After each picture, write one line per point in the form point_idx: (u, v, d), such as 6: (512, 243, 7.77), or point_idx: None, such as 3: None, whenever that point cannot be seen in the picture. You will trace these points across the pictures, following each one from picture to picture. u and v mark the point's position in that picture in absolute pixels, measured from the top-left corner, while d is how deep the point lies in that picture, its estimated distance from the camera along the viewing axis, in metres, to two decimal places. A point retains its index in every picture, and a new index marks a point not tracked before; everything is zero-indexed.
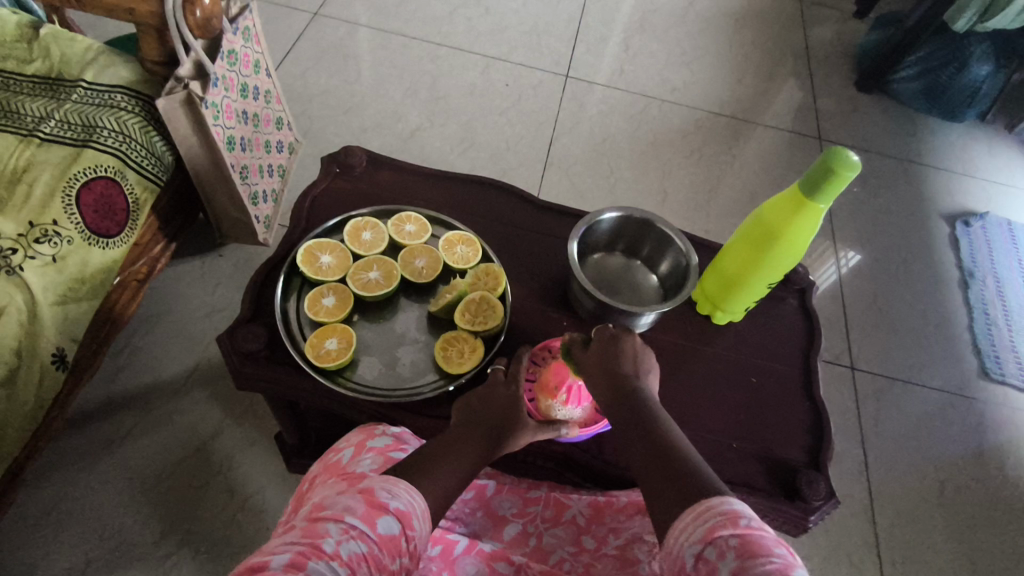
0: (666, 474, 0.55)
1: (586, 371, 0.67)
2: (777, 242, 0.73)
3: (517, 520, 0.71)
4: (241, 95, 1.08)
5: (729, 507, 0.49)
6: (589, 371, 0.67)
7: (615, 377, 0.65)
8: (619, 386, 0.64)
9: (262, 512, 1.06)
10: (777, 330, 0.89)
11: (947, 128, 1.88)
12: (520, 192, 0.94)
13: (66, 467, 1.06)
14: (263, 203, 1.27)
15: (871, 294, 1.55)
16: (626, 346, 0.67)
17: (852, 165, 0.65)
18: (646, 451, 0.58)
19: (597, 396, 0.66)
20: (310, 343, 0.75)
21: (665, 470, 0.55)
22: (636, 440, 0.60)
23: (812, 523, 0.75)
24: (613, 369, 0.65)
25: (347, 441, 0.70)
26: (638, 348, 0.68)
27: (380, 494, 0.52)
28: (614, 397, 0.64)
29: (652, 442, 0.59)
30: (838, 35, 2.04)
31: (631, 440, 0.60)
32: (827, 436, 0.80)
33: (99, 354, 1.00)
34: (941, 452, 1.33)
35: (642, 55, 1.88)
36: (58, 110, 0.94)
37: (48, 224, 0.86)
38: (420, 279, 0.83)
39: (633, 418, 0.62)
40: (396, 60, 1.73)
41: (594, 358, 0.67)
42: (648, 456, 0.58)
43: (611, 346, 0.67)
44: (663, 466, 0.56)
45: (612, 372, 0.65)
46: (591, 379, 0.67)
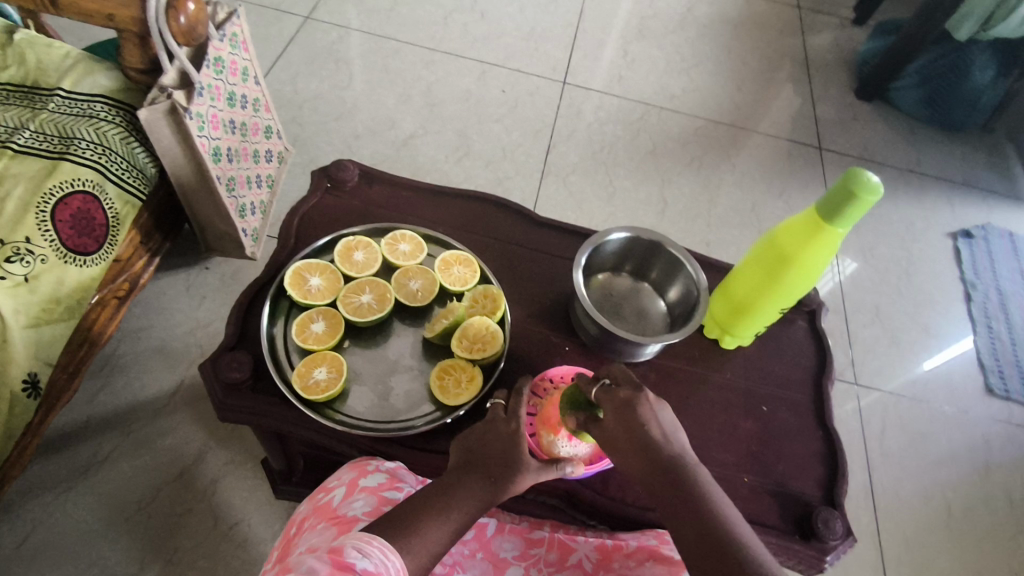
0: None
1: (611, 441, 0.61)
2: (790, 268, 0.70)
3: (519, 564, 0.67)
4: (228, 104, 1.03)
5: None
6: (616, 442, 0.61)
7: (644, 449, 0.59)
8: (653, 460, 0.59)
9: (248, 541, 1.02)
10: (787, 354, 0.85)
11: (948, 136, 1.85)
12: (521, 208, 0.90)
13: (40, 493, 1.01)
14: (251, 215, 1.22)
15: (874, 307, 1.52)
16: (643, 405, 0.60)
17: (875, 188, 0.62)
18: (701, 549, 0.54)
19: (630, 466, 0.60)
20: (298, 373, 0.71)
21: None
22: (688, 536, 0.55)
23: (828, 564, 0.72)
24: (638, 435, 0.59)
25: (339, 479, 0.66)
26: (656, 412, 0.60)
27: (349, 553, 0.48)
28: (654, 477, 0.59)
29: (707, 535, 0.54)
30: (837, 42, 2.01)
31: (682, 536, 0.55)
32: (842, 471, 0.76)
33: (77, 376, 0.95)
34: (946, 471, 1.30)
35: (640, 61, 1.85)
36: (33, 120, 0.89)
37: (20, 242, 0.81)
38: (416, 302, 0.79)
39: (679, 503, 0.57)
40: (389, 65, 1.68)
41: (613, 421, 0.61)
42: (707, 553, 0.53)
43: (628, 408, 0.60)
44: (721, 558, 0.53)
45: (640, 444, 0.59)
46: (623, 455, 0.60)
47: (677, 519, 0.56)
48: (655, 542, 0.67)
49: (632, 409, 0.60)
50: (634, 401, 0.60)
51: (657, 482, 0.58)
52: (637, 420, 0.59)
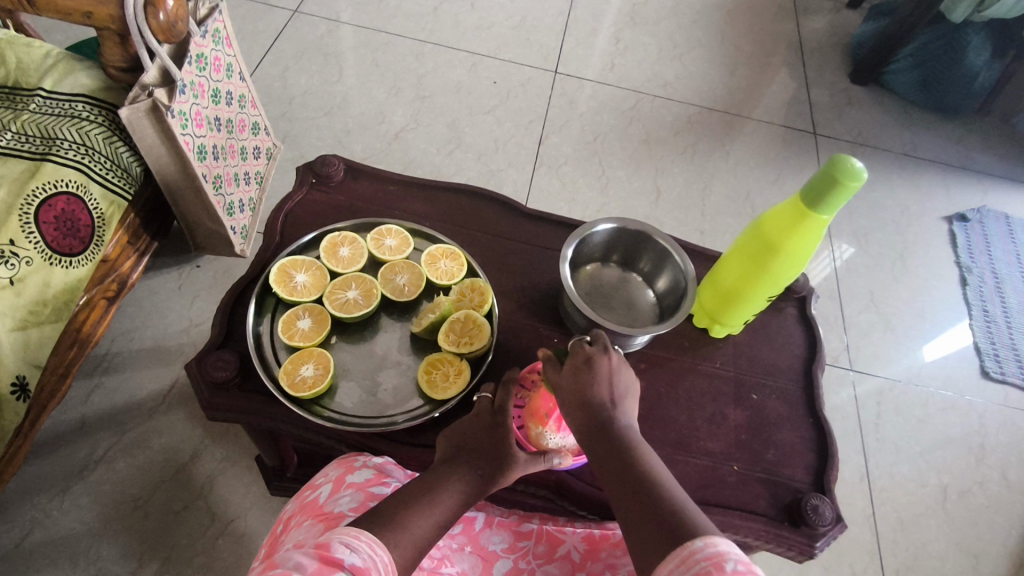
0: (648, 520, 0.50)
1: (563, 395, 0.62)
2: (777, 256, 0.69)
3: (507, 557, 0.67)
4: (212, 101, 1.02)
5: (716, 550, 0.44)
6: (566, 396, 0.61)
7: (591, 403, 0.59)
8: (596, 415, 0.59)
9: (244, 537, 1.02)
10: (777, 342, 0.85)
11: (944, 119, 1.84)
12: (508, 200, 0.90)
13: (36, 495, 1.01)
14: (240, 212, 1.22)
15: (869, 292, 1.52)
16: (602, 361, 0.61)
17: (857, 174, 0.61)
18: (627, 493, 0.53)
19: (573, 423, 0.61)
20: (284, 370, 0.71)
21: (649, 517, 0.50)
22: (618, 484, 0.54)
23: (818, 549, 0.71)
24: (584, 389, 0.60)
25: (326, 476, 0.66)
26: (614, 369, 0.61)
27: (336, 548, 0.47)
28: (593, 432, 0.59)
29: (636, 481, 0.53)
30: (831, 26, 2.00)
31: (613, 486, 0.55)
32: (833, 457, 0.76)
33: (67, 378, 0.95)
34: (942, 455, 1.30)
35: (632, 49, 1.84)
36: (15, 121, 0.89)
37: (4, 245, 0.81)
38: (403, 297, 0.78)
39: (612, 454, 0.56)
40: (379, 58, 1.67)
41: (566, 375, 0.62)
42: (632, 498, 0.52)
43: (580, 361, 0.61)
44: (643, 505, 0.51)
45: (585, 398, 0.60)
46: (570, 410, 0.61)
47: (609, 468, 0.56)
48: None
49: (581, 362, 0.61)
50: (594, 357, 0.61)
51: (594, 436, 0.58)
52: (586, 373, 0.60)
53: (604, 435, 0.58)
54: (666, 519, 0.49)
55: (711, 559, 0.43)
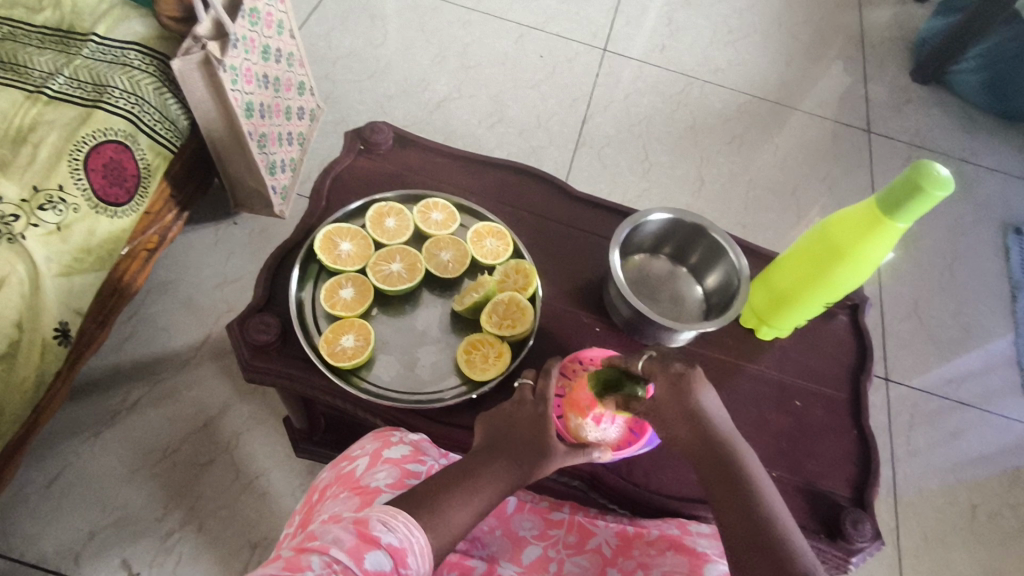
0: (760, 552, 0.54)
1: (659, 410, 0.62)
2: (842, 260, 0.66)
3: (538, 543, 0.66)
4: (262, 58, 1.00)
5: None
6: (663, 411, 0.62)
7: (689, 419, 0.61)
8: (699, 430, 0.60)
9: (268, 495, 1.03)
10: (826, 348, 0.82)
11: (1007, 125, 1.75)
12: (559, 182, 0.87)
13: (70, 436, 1.03)
14: (281, 172, 1.20)
15: (912, 300, 1.46)
16: (697, 377, 0.61)
17: (944, 183, 0.58)
18: (737, 519, 0.57)
19: (672, 433, 0.62)
20: (325, 339, 0.70)
21: (760, 551, 0.54)
22: (726, 503, 0.58)
23: (852, 565, 0.70)
24: (688, 407, 0.61)
25: (362, 448, 0.65)
26: (705, 383, 0.62)
27: (374, 526, 0.47)
28: (696, 445, 0.61)
29: (746, 509, 0.57)
30: (896, 19, 1.90)
31: (719, 503, 0.58)
32: (875, 471, 0.74)
33: (106, 325, 0.96)
34: (974, 472, 1.27)
35: (684, 30, 1.77)
36: (68, 66, 0.88)
37: (54, 189, 0.81)
38: (446, 274, 0.77)
39: (719, 473, 0.59)
40: (425, 24, 1.63)
41: (666, 390, 0.62)
42: (741, 524, 0.56)
43: (680, 380, 0.61)
44: (750, 530, 0.56)
45: (690, 418, 0.61)
46: (667, 423, 0.62)
47: (712, 482, 0.59)
48: (677, 532, 0.66)
49: (686, 383, 0.61)
50: (687, 373, 0.61)
51: (697, 450, 0.61)
52: (689, 394, 0.61)
53: (710, 451, 0.60)
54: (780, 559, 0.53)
55: None
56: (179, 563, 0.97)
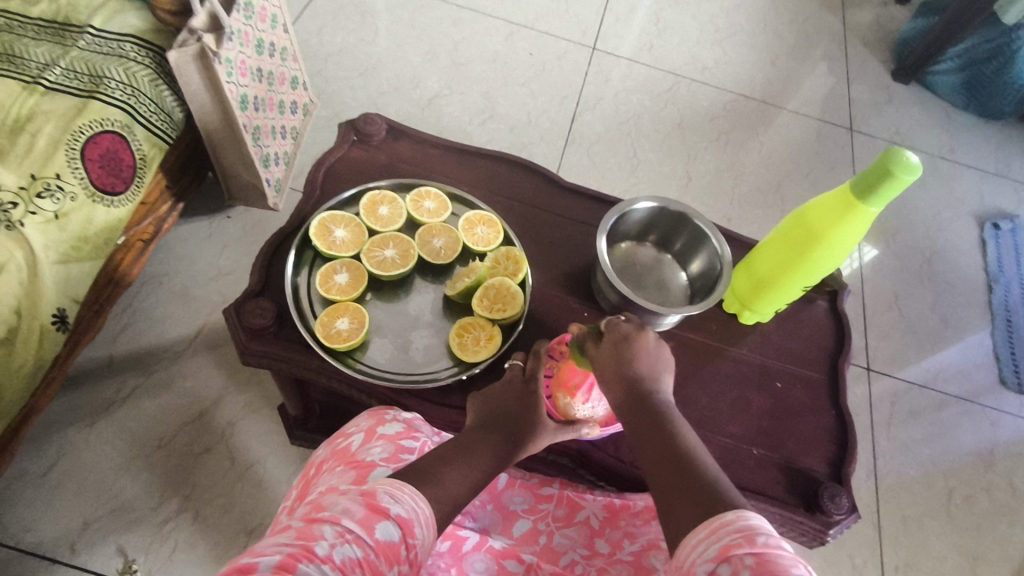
0: (686, 496, 0.51)
1: (597, 368, 0.63)
2: (820, 244, 0.69)
3: (528, 517, 0.69)
4: (256, 51, 1.02)
5: (748, 524, 0.45)
6: (601, 368, 0.62)
7: (624, 373, 0.61)
8: (631, 387, 0.61)
9: (262, 483, 1.05)
10: (805, 333, 0.85)
11: (984, 123, 1.80)
12: (547, 172, 0.89)
13: (65, 426, 1.04)
14: (275, 165, 1.22)
15: (892, 292, 1.50)
16: (643, 339, 0.63)
17: (912, 167, 0.61)
18: (666, 466, 0.55)
19: (608, 395, 0.62)
20: (321, 322, 0.72)
21: (684, 491, 0.51)
22: (657, 460, 0.56)
23: (830, 537, 0.73)
24: (625, 367, 0.61)
25: (357, 426, 0.67)
26: (650, 345, 0.63)
27: (383, 498, 0.50)
28: (629, 404, 0.61)
29: (671, 455, 0.55)
30: (877, 20, 1.95)
31: (650, 461, 0.56)
32: (852, 448, 0.77)
33: (102, 315, 0.97)
34: (951, 459, 1.30)
35: (672, 30, 1.80)
36: (64, 57, 0.89)
37: (51, 177, 0.82)
38: (438, 260, 0.79)
39: (653, 432, 0.58)
40: (416, 21, 1.66)
41: (606, 351, 0.63)
42: (669, 477, 0.54)
43: (623, 341, 0.62)
44: (675, 473, 0.53)
45: (624, 375, 0.61)
46: (602, 383, 0.63)
47: (643, 437, 0.58)
48: None
49: (626, 342, 0.62)
50: (632, 335, 0.63)
51: (634, 413, 0.60)
52: (629, 352, 0.62)
53: (644, 411, 0.60)
54: (704, 497, 0.50)
55: (742, 533, 0.44)
56: (175, 549, 0.98)
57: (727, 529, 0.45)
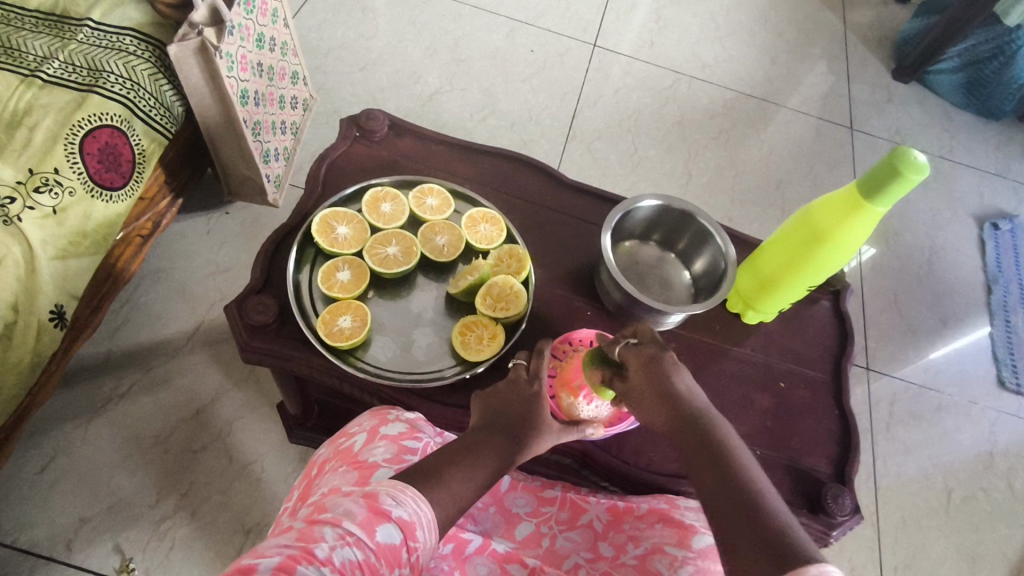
0: (745, 528, 0.50)
1: (639, 391, 0.62)
2: (826, 244, 0.69)
3: (530, 520, 0.69)
4: (257, 45, 1.01)
5: (817, 566, 0.44)
6: (642, 391, 0.62)
7: (670, 397, 0.61)
8: (678, 409, 0.60)
9: (261, 481, 1.04)
10: (809, 332, 0.85)
11: (983, 123, 1.80)
12: (551, 169, 0.89)
13: (62, 424, 1.03)
14: (275, 161, 1.21)
15: (891, 292, 1.50)
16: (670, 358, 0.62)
17: (920, 167, 0.61)
18: (722, 494, 0.54)
19: (656, 418, 0.62)
20: (323, 319, 0.71)
21: (744, 523, 0.51)
22: (710, 488, 0.55)
23: (834, 538, 0.73)
24: (669, 389, 0.61)
25: (360, 425, 0.66)
26: (681, 364, 0.62)
27: (384, 501, 0.49)
28: (679, 427, 0.60)
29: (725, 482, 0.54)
30: (877, 19, 1.94)
31: (704, 490, 0.55)
32: (855, 449, 0.77)
33: (100, 311, 0.97)
34: (950, 459, 1.31)
35: (672, 27, 1.80)
36: (62, 50, 0.88)
37: (49, 172, 0.81)
38: (441, 257, 0.79)
39: (712, 466, 0.56)
40: (417, 17, 1.65)
41: (641, 373, 0.62)
42: (726, 504, 0.53)
43: (656, 362, 0.62)
44: (731, 502, 0.53)
45: (669, 397, 0.61)
46: (648, 405, 0.62)
47: (695, 464, 0.57)
48: (666, 506, 0.68)
49: (660, 362, 0.62)
50: (663, 356, 0.62)
51: (685, 438, 0.59)
52: (668, 373, 0.61)
53: (694, 435, 0.59)
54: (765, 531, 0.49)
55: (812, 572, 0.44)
56: (173, 548, 0.97)
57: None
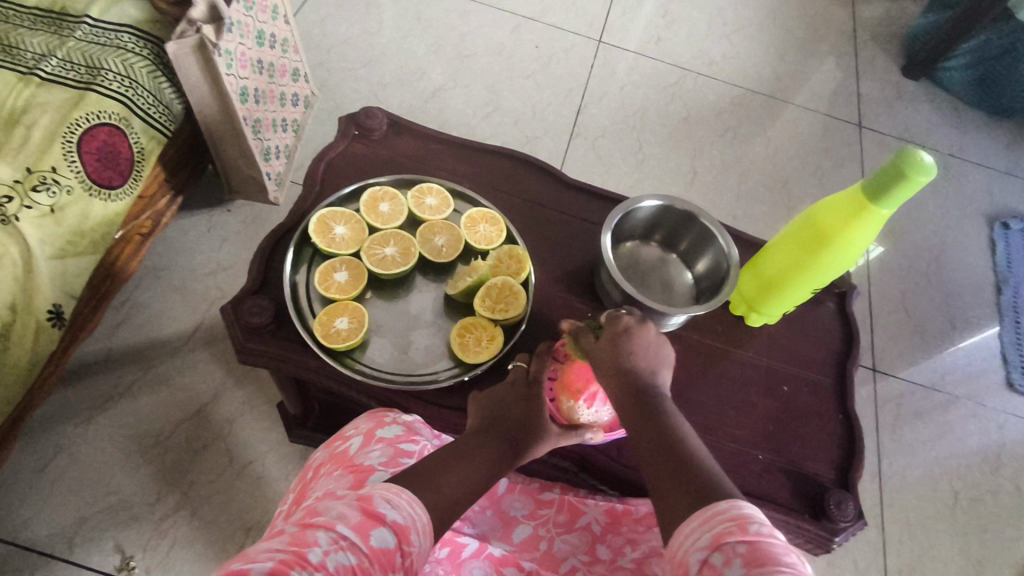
0: (677, 483, 0.51)
1: (597, 361, 0.60)
2: (830, 246, 0.68)
3: (528, 523, 0.68)
4: (256, 43, 1.00)
5: (740, 515, 0.45)
6: (600, 361, 0.60)
7: (622, 364, 0.59)
8: (624, 373, 0.59)
9: (261, 480, 1.04)
10: (813, 335, 0.84)
11: (994, 121, 1.77)
12: (552, 168, 0.88)
13: (63, 422, 1.03)
14: (275, 158, 1.20)
15: (899, 292, 1.48)
16: (641, 330, 0.60)
17: (927, 168, 0.59)
18: (657, 454, 0.54)
19: (603, 383, 0.60)
20: (319, 321, 0.71)
21: (678, 481, 0.51)
22: (647, 449, 0.55)
23: (836, 544, 0.72)
24: (622, 355, 0.59)
25: (356, 428, 0.66)
26: (649, 335, 0.61)
27: (379, 504, 0.48)
28: (622, 392, 0.58)
29: (662, 443, 0.54)
30: (887, 14, 1.91)
31: (642, 450, 0.55)
32: (859, 453, 0.76)
33: (100, 309, 0.96)
34: (957, 461, 1.29)
35: (679, 23, 1.78)
36: (61, 48, 0.88)
37: (47, 171, 0.81)
38: (439, 258, 0.78)
39: (645, 419, 0.56)
40: (420, 13, 1.63)
41: (606, 345, 0.60)
42: (661, 464, 0.53)
43: (621, 331, 0.60)
44: (665, 461, 0.53)
45: (622, 366, 0.59)
46: (601, 373, 0.60)
47: (635, 427, 0.57)
48: None
49: (625, 333, 0.60)
50: (632, 327, 0.60)
51: (623, 401, 0.58)
52: (627, 342, 0.59)
53: (635, 398, 0.58)
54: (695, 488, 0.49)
55: (734, 522, 0.44)
56: (173, 546, 0.97)
57: (720, 517, 0.45)
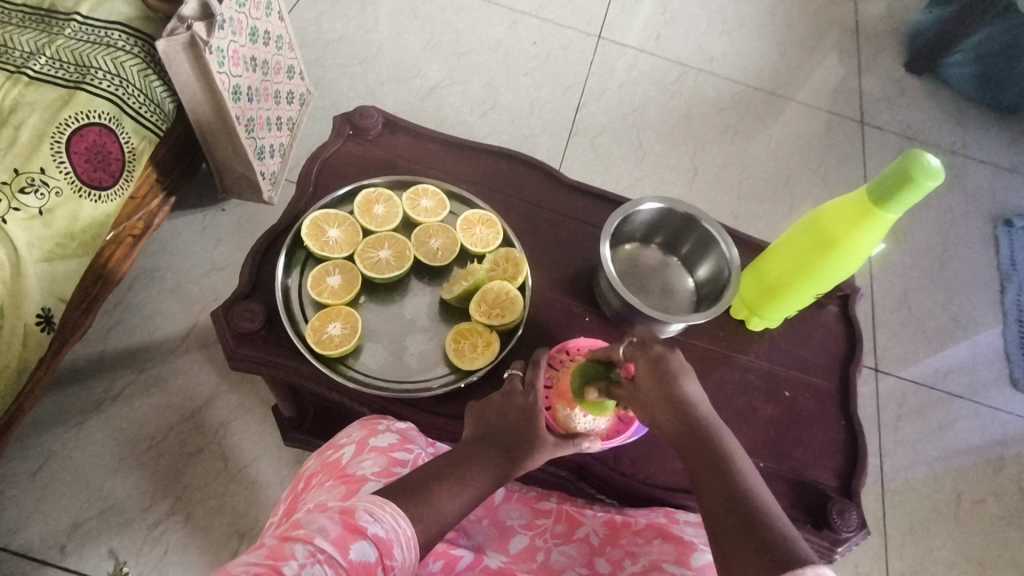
0: (750, 539, 0.50)
1: (642, 394, 0.61)
2: (833, 250, 0.66)
3: (525, 533, 0.67)
4: (249, 40, 0.99)
5: None
6: (645, 395, 0.60)
7: (673, 401, 0.59)
8: (680, 414, 0.59)
9: (256, 484, 1.03)
10: (816, 340, 0.82)
11: (999, 118, 1.75)
12: (550, 169, 0.86)
13: (55, 425, 1.02)
14: (270, 157, 1.19)
15: (901, 292, 1.47)
16: (677, 362, 0.60)
17: (934, 173, 0.58)
18: (723, 503, 0.53)
19: (656, 422, 0.60)
20: (312, 326, 0.69)
21: (750, 537, 0.50)
22: (712, 495, 0.55)
23: (839, 554, 0.71)
24: (671, 390, 0.59)
25: (348, 436, 0.64)
26: (685, 367, 0.61)
27: (361, 516, 0.47)
28: (680, 432, 0.59)
29: (727, 492, 0.54)
30: (890, 9, 1.89)
31: (706, 495, 0.55)
32: (862, 461, 0.74)
33: (92, 311, 0.95)
34: (959, 463, 1.28)
35: (679, 19, 1.75)
36: (49, 46, 0.86)
37: (35, 172, 0.79)
38: (435, 261, 0.76)
39: (711, 471, 0.56)
40: (417, 9, 1.61)
41: (647, 377, 0.60)
42: (728, 514, 0.53)
43: (661, 365, 0.60)
44: (733, 514, 0.52)
45: (674, 402, 0.59)
46: (650, 410, 0.60)
47: (697, 471, 0.57)
48: (665, 520, 0.66)
49: (665, 365, 0.60)
50: (668, 359, 0.60)
51: (684, 441, 0.58)
52: (671, 377, 0.59)
53: (696, 440, 0.58)
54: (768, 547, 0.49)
55: None
56: (167, 551, 0.96)
57: None
